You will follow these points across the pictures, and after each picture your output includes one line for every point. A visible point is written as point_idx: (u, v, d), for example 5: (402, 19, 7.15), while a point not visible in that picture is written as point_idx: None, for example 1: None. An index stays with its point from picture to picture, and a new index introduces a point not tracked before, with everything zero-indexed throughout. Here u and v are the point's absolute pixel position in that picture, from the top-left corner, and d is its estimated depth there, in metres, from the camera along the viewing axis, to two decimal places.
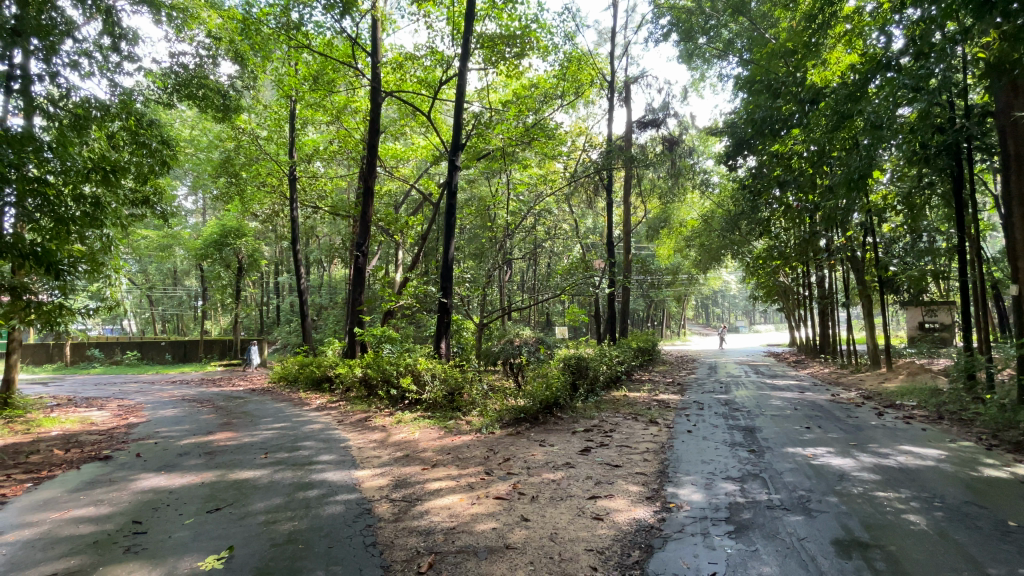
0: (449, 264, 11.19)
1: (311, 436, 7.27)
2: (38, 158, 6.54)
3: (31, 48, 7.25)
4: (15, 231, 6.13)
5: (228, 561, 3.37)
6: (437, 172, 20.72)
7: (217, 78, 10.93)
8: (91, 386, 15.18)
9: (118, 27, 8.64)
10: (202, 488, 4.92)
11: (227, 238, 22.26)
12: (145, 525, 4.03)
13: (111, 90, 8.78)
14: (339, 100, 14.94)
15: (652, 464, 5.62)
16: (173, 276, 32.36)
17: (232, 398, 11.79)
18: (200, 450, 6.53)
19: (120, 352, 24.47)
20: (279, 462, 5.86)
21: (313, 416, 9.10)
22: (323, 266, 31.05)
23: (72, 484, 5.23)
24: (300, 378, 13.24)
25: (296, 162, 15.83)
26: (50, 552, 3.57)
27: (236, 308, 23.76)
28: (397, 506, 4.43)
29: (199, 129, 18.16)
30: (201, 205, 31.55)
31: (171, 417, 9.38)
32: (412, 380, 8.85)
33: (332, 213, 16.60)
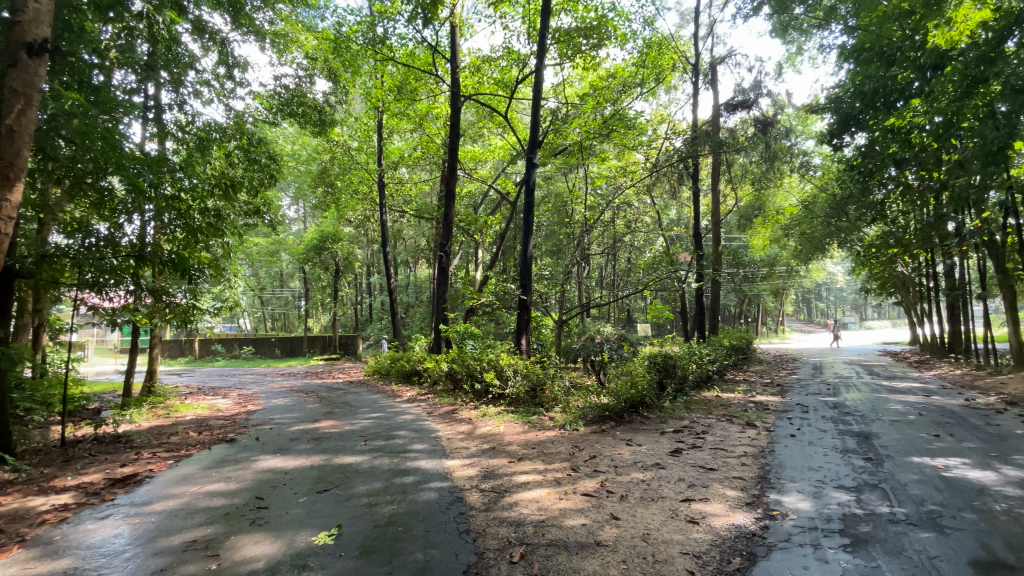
0: (529, 261, 11.25)
1: (404, 426, 7.67)
2: (171, 178, 7.52)
3: (162, 81, 8.36)
4: (154, 242, 7.08)
5: (337, 537, 3.65)
6: (516, 171, 20.92)
7: (314, 95, 11.83)
8: (216, 377, 17.18)
9: (232, 57, 9.69)
10: (312, 471, 5.36)
11: (325, 243, 24.07)
12: (266, 500, 4.47)
13: (227, 114, 9.90)
14: (421, 108, 15.65)
15: (750, 469, 5.26)
16: (280, 279, 35.76)
17: (333, 389, 12.81)
18: (308, 436, 7.15)
19: (239, 347, 27.46)
20: (377, 449, 6.25)
21: (405, 407, 9.60)
22: (409, 267, 32.60)
23: (206, 462, 5.97)
24: (392, 371, 14.05)
25: (384, 169, 16.73)
26: (190, 521, 4.08)
27: (334, 307, 25.72)
28: (486, 496, 4.54)
29: (299, 144, 19.85)
30: (302, 214, 34.49)
31: (282, 405, 10.37)
32: (495, 375, 9.08)
33: (417, 216, 17.43)
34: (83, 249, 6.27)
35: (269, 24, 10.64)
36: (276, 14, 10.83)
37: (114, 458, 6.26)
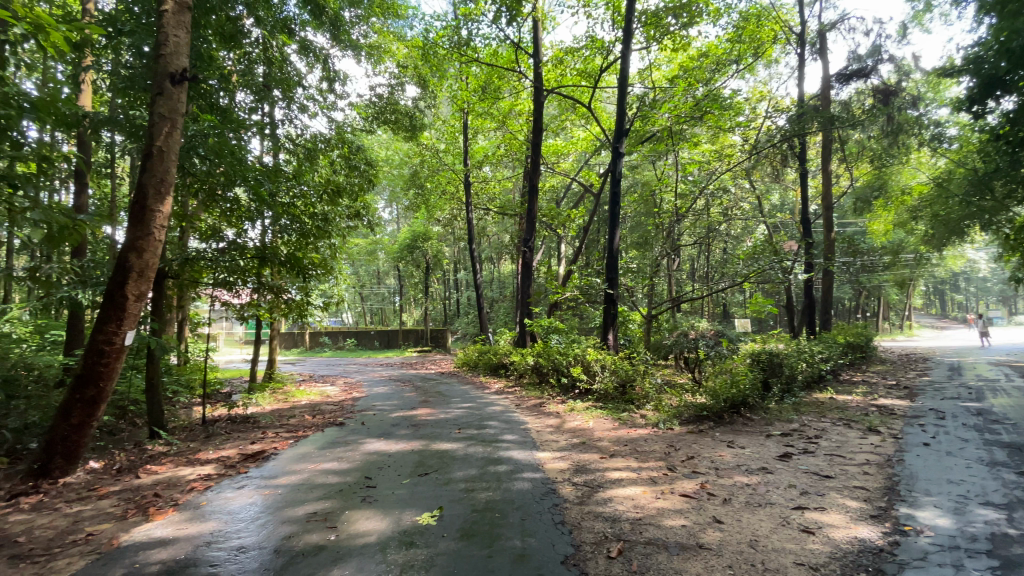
0: (615, 253, 10.98)
1: (494, 417, 7.87)
2: (286, 187, 8.32)
3: (276, 99, 9.28)
4: (273, 245, 7.90)
5: (439, 519, 3.84)
6: (599, 163, 20.50)
7: (405, 101, 12.46)
8: (324, 366, 18.84)
9: (333, 71, 10.50)
10: (412, 455, 5.69)
11: (416, 242, 25.27)
12: (374, 480, 4.84)
13: (330, 124, 10.75)
14: (505, 106, 15.91)
15: (873, 479, 4.73)
16: (377, 276, 38.28)
17: (427, 380, 13.49)
18: (407, 422, 7.59)
19: (342, 340, 29.84)
20: (470, 438, 6.47)
21: (494, 398, 9.84)
22: (494, 263, 33.29)
23: (320, 442, 6.57)
24: (480, 364, 14.46)
25: (470, 168, 17.21)
26: (311, 495, 4.52)
27: (425, 303, 27.01)
28: (580, 489, 4.53)
29: (392, 149, 21.06)
30: (395, 215, 36.59)
31: (382, 393, 11.11)
32: (582, 370, 9.02)
33: (501, 213, 17.76)
34: (216, 252, 7.18)
35: (364, 38, 11.34)
36: (369, 28, 11.53)
37: (245, 435, 7.11)
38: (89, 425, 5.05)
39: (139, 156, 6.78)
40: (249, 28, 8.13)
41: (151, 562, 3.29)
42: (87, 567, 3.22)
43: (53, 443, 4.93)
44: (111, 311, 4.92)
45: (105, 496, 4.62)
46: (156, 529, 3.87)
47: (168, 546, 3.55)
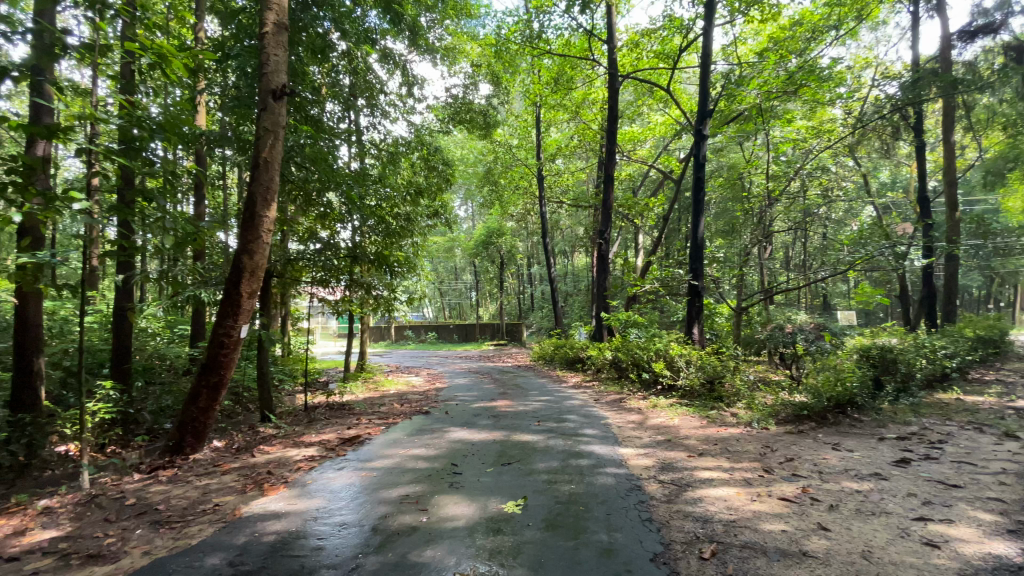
0: (700, 242, 10.44)
1: (574, 411, 7.84)
2: (372, 189, 8.81)
3: (361, 106, 9.82)
4: (362, 244, 8.40)
5: (524, 508, 3.90)
6: (679, 149, 19.55)
7: (479, 100, 12.68)
8: (408, 359, 19.82)
9: (411, 76, 10.94)
10: (495, 445, 5.82)
11: (491, 238, 25.68)
12: (460, 467, 5.01)
13: (409, 127, 11.21)
14: (578, 96, 15.65)
15: (1015, 490, 4.11)
16: (454, 272, 39.53)
17: (505, 373, 13.74)
18: (488, 413, 7.79)
19: (424, 333, 31.21)
20: (550, 431, 6.49)
21: (572, 392, 9.79)
22: (568, 256, 33.04)
23: (408, 429, 6.92)
24: (556, 358, 14.44)
25: (543, 162, 17.20)
26: (403, 478, 4.78)
27: (501, 297, 27.48)
28: (667, 487, 4.38)
29: (467, 148, 21.59)
30: (471, 212, 37.54)
31: (463, 385, 11.47)
32: (665, 365, 8.75)
33: (575, 205, 17.57)
34: (312, 253, 7.76)
35: (440, 41, 11.69)
36: (444, 31, 11.85)
37: (342, 421, 7.67)
38: (213, 408, 5.71)
39: (247, 168, 7.50)
40: (337, 42, 8.67)
41: (268, 532, 3.66)
42: (217, 533, 3.65)
43: (185, 424, 5.62)
44: (228, 308, 5.50)
45: (226, 472, 5.20)
46: (271, 503, 4.29)
47: (282, 519, 3.93)
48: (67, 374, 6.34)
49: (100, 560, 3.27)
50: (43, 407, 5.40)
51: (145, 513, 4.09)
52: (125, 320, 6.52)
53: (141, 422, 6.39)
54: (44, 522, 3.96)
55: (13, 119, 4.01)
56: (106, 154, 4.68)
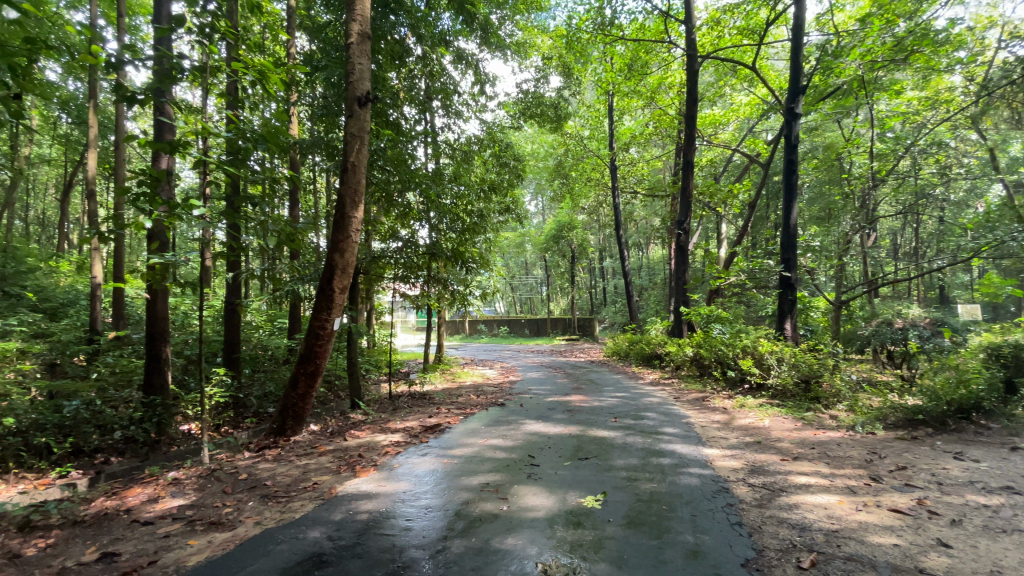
0: (792, 231, 9.68)
1: (652, 408, 7.61)
2: (447, 187, 9.07)
3: (437, 107, 10.14)
4: (440, 240, 8.70)
5: (604, 504, 3.85)
6: (765, 131, 18.22)
7: (550, 93, 12.62)
8: (482, 352, 20.26)
9: (484, 75, 11.12)
10: (571, 439, 5.80)
11: (563, 231, 25.50)
12: (537, 459, 5.05)
13: (482, 125, 11.41)
14: (653, 81, 15.08)
15: None
16: (525, 267, 39.81)
17: (578, 368, 13.63)
18: (564, 407, 7.77)
19: (496, 327, 31.76)
20: (628, 427, 6.35)
21: (649, 389, 9.51)
22: (642, 249, 32.03)
23: (486, 420, 7.08)
24: (632, 354, 14.08)
25: (616, 152, 16.80)
26: (482, 467, 4.91)
27: (572, 291, 27.26)
28: (758, 491, 4.13)
29: (538, 142, 21.61)
30: (541, 207, 37.53)
31: (537, 379, 11.53)
32: (753, 363, 8.24)
33: (650, 194, 17.00)
34: (395, 250, 8.18)
35: (511, 37, 11.74)
36: (515, 27, 11.91)
37: (423, 410, 8.01)
38: (310, 394, 6.20)
39: (335, 172, 8.03)
40: (414, 47, 9.00)
41: (362, 510, 3.91)
42: (316, 509, 3.97)
43: (287, 408, 6.15)
44: (322, 302, 5.94)
45: (322, 453, 5.63)
46: (363, 484, 4.58)
47: (372, 499, 4.19)
48: (188, 361, 7.16)
49: (220, 527, 3.68)
50: (169, 390, 6.14)
51: (255, 487, 4.54)
52: (234, 314, 7.25)
53: (249, 405, 7.07)
54: (174, 491, 4.51)
55: (142, 138, 4.57)
56: (216, 165, 5.20)
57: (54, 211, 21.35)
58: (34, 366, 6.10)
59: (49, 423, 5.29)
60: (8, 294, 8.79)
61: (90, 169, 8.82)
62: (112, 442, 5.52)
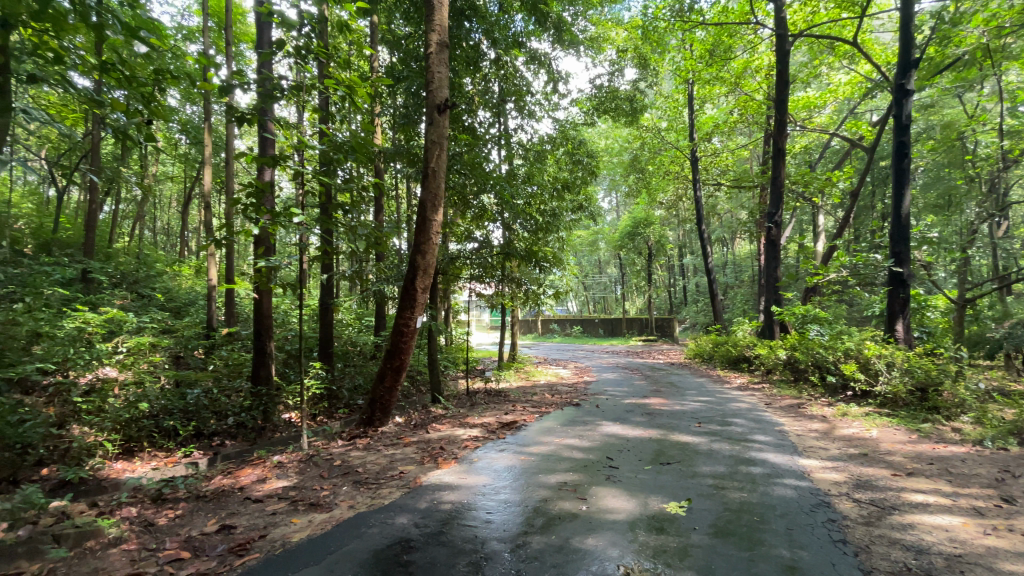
0: (903, 221, 8.69)
1: (740, 414, 7.19)
2: (521, 188, 9.14)
3: (511, 109, 10.27)
4: (515, 240, 8.80)
5: (689, 511, 3.69)
6: (869, 112, 16.49)
7: (626, 87, 12.32)
8: (557, 351, 20.22)
9: (557, 73, 11.10)
10: (652, 442, 5.63)
11: (639, 228, 24.77)
12: (616, 461, 4.96)
13: (555, 124, 11.38)
14: (737, 66, 14.22)
15: None
16: (599, 265, 39.17)
17: (657, 370, 13.16)
18: (643, 410, 7.56)
19: (569, 326, 31.56)
20: (714, 434, 6.04)
21: (736, 394, 8.97)
22: (726, 245, 30.27)
23: (562, 420, 7.06)
24: (716, 357, 13.35)
25: (697, 143, 16.05)
26: (561, 466, 4.90)
27: (649, 290, 26.39)
28: (864, 508, 3.75)
29: (612, 138, 21.20)
30: (615, 203, 36.72)
31: (614, 380, 11.31)
32: (857, 367, 7.51)
33: (735, 186, 16.03)
34: (472, 251, 8.42)
35: (584, 33, 11.59)
36: (588, 22, 11.77)
37: (500, 407, 8.15)
38: (395, 388, 6.53)
39: (415, 178, 8.40)
40: (488, 51, 9.18)
41: (445, 500, 4.06)
42: (403, 496, 4.18)
43: (375, 401, 6.54)
44: (406, 301, 6.23)
45: (407, 444, 5.91)
46: (444, 475, 4.76)
47: (454, 490, 4.33)
48: (289, 355, 7.85)
49: (319, 508, 3.99)
50: (273, 381, 6.77)
51: (348, 473, 4.88)
52: (327, 313, 7.83)
53: (341, 397, 7.60)
54: (278, 473, 4.97)
55: (249, 153, 5.08)
56: (311, 175, 5.64)
57: (178, 222, 24.29)
58: (164, 358, 6.98)
59: (176, 408, 6.06)
60: (144, 295, 10.13)
61: (206, 184, 9.90)
62: (226, 426, 6.20)
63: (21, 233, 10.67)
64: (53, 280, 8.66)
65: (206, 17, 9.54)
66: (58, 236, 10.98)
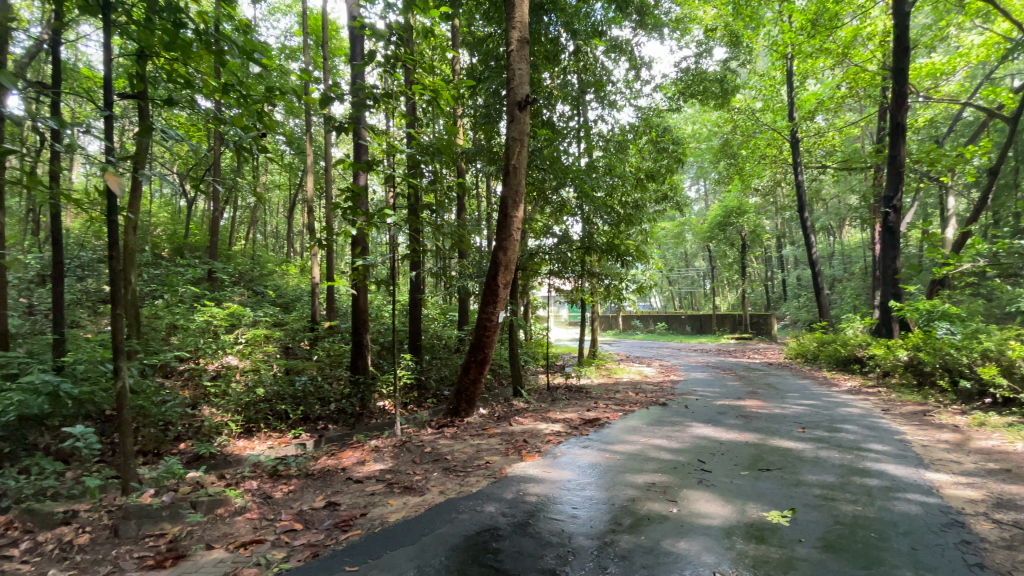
0: None
1: (851, 420, 6.51)
2: (601, 180, 8.90)
3: (592, 99, 10.07)
4: (596, 234, 8.64)
5: (793, 522, 3.41)
6: (1013, 73, 14.12)
7: (715, 68, 11.58)
8: (641, 349, 19.60)
9: (640, 60, 10.71)
10: (748, 447, 5.27)
11: (730, 217, 23.24)
12: (709, 464, 4.70)
13: (637, 112, 11.02)
14: (845, 35, 12.81)
15: None
16: (686, 259, 37.33)
17: (753, 370, 12.30)
18: (737, 412, 7.10)
19: (654, 323, 30.49)
20: (820, 440, 5.52)
21: (845, 398, 8.14)
22: (832, 233, 27.49)
23: (648, 419, 6.83)
24: (822, 357, 12.20)
25: (797, 123, 14.71)
26: (649, 466, 4.75)
27: (742, 284, 24.68)
28: (1008, 530, 3.24)
29: (699, 123, 20.11)
30: (703, 192, 34.79)
31: (704, 379, 10.75)
32: (999, 371, 6.56)
33: (844, 168, 14.48)
34: (551, 247, 8.40)
35: (669, 15, 11.07)
36: (673, 3, 11.22)
37: (582, 403, 8.06)
38: (479, 380, 6.71)
39: (496, 175, 8.54)
40: (568, 43, 9.07)
41: (530, 492, 4.11)
42: (490, 485, 4.28)
43: (460, 392, 6.76)
44: (489, 297, 6.37)
45: (491, 435, 6.05)
46: (529, 467, 4.80)
47: (539, 483, 4.37)
48: (382, 347, 8.37)
49: (412, 491, 4.21)
50: (369, 371, 7.25)
51: (438, 460, 5.09)
52: (416, 308, 8.23)
53: (429, 388, 7.96)
54: (375, 456, 5.31)
55: (346, 160, 5.44)
56: (401, 178, 5.94)
57: (285, 226, 26.74)
58: (276, 347, 7.73)
59: (287, 394, 6.69)
60: (259, 292, 11.28)
61: (308, 190, 10.77)
62: (329, 411, 6.76)
63: (161, 239, 12.30)
64: (185, 279, 9.88)
65: (305, 36, 10.35)
66: (189, 241, 12.53)
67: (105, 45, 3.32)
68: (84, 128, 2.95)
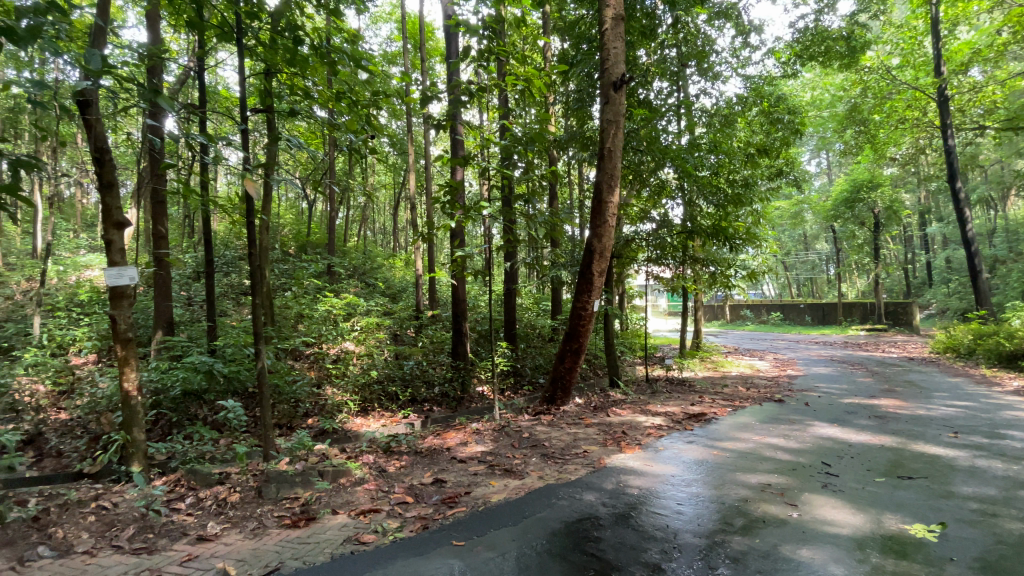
0: None
1: (1020, 426, 5.47)
2: (703, 159, 8.35)
3: (692, 74, 9.45)
4: (698, 216, 8.13)
5: (943, 538, 2.95)
6: None
7: (841, 24, 10.22)
8: (752, 340, 18.22)
9: (747, 25, 9.81)
10: (884, 451, 4.65)
11: (859, 192, 20.61)
12: (835, 468, 4.23)
13: (745, 83, 10.13)
14: None
15: None
16: (804, 241, 33.82)
17: (889, 365, 10.82)
18: (869, 412, 6.31)
19: (766, 312, 28.13)
20: (978, 448, 4.71)
21: (1011, 400, 6.88)
22: (994, 205, 23.17)
23: (760, 416, 6.32)
24: (981, 351, 10.39)
25: (947, 78, 12.54)
26: (763, 466, 4.38)
27: (873, 269, 21.80)
28: None
29: (819, 89, 17.99)
30: (825, 166, 31.16)
31: (827, 374, 9.70)
32: None
33: (1011, 127, 12.10)
34: (649, 232, 8.02)
35: None
36: None
37: (684, 397, 7.68)
38: (576, 369, 6.67)
39: (589, 161, 8.36)
40: (663, 17, 8.57)
41: (632, 484, 4.01)
42: (590, 474, 4.25)
43: (557, 380, 6.77)
44: (583, 285, 6.28)
45: (589, 425, 6.00)
46: (629, 459, 4.68)
47: (639, 475, 4.24)
48: (481, 335, 8.66)
49: (512, 474, 4.32)
50: (469, 357, 7.56)
51: (536, 445, 5.17)
52: (512, 296, 8.37)
53: (525, 375, 8.11)
54: (477, 438, 5.53)
55: (445, 156, 5.64)
56: (495, 170, 6.03)
57: (394, 222, 28.60)
58: (386, 334, 8.33)
59: (396, 376, 7.19)
60: (371, 284, 12.22)
61: (411, 187, 11.40)
62: (434, 394, 7.17)
63: (288, 238, 13.84)
64: (309, 273, 11.00)
65: (405, 41, 10.86)
66: (311, 238, 13.94)
67: (239, 67, 3.73)
68: (226, 141, 3.36)
